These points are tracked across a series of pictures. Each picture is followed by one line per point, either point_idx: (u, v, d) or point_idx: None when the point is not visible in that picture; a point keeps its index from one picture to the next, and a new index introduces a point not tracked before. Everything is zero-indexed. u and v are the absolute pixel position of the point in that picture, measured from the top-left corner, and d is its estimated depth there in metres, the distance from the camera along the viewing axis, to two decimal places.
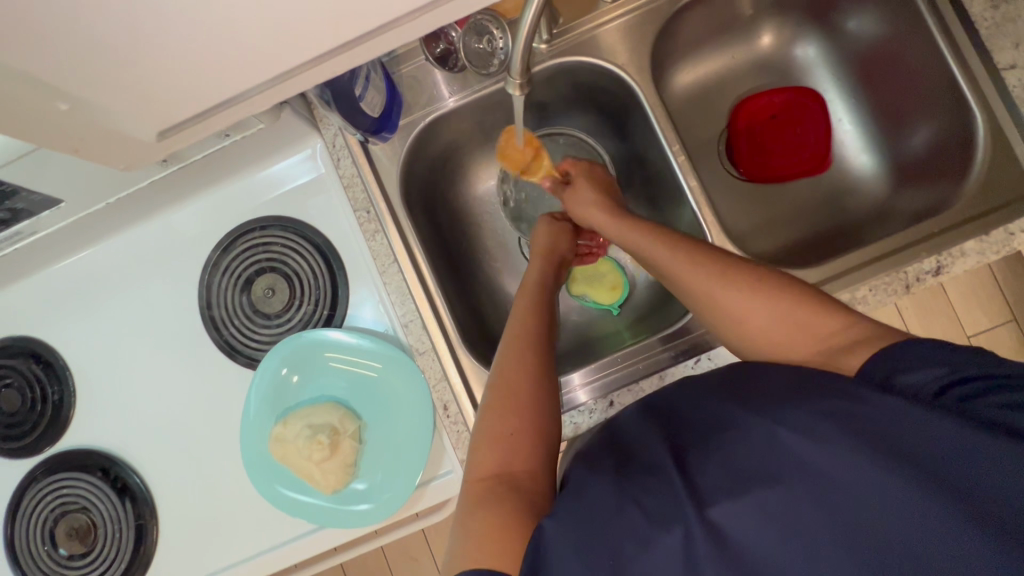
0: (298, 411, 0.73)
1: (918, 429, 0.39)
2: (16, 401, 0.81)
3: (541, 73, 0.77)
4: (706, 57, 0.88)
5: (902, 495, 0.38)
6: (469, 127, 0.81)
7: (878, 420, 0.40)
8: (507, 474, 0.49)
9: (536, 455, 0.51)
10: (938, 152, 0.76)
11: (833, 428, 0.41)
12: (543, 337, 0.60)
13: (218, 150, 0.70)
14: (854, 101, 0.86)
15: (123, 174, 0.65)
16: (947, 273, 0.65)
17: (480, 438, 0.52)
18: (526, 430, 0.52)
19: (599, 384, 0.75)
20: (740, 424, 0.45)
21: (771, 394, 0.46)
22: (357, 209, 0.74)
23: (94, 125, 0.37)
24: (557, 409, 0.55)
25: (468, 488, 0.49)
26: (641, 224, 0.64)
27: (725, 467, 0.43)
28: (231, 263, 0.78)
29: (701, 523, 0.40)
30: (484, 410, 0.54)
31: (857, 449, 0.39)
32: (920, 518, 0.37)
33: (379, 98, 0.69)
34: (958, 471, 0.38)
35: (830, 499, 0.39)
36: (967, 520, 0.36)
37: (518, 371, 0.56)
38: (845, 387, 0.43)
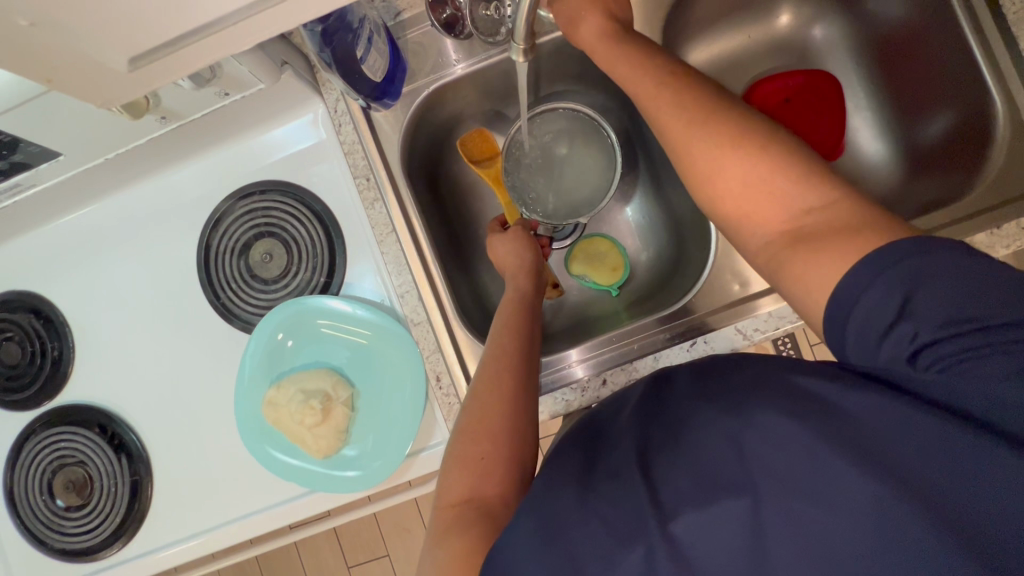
0: (291, 376, 0.74)
1: (885, 414, 0.37)
2: (17, 354, 0.82)
3: (548, 44, 0.75)
4: (723, 35, 0.86)
5: (864, 492, 0.36)
6: (473, 98, 0.80)
7: (847, 419, 0.39)
8: (478, 500, 0.49)
9: (508, 479, 0.51)
10: (951, 143, 0.74)
11: (795, 429, 0.39)
12: (524, 350, 0.59)
13: (219, 108, 0.68)
14: (869, 84, 0.84)
15: (118, 129, 0.63)
16: None
17: (451, 463, 0.53)
18: (498, 454, 0.51)
19: (595, 361, 0.73)
20: (700, 422, 0.44)
21: (743, 390, 0.44)
22: (357, 175, 0.74)
23: (68, 56, 0.34)
24: (532, 425, 0.55)
25: (440, 514, 0.50)
26: (643, 70, 0.54)
27: (686, 469, 0.42)
28: (229, 228, 0.78)
29: (662, 537, 0.39)
30: (459, 433, 0.54)
31: (819, 445, 0.38)
32: (882, 512, 0.36)
33: (381, 62, 0.66)
34: (923, 463, 0.36)
35: (789, 498, 0.38)
36: (933, 529, 0.34)
37: (493, 391, 0.55)
38: (805, 388, 0.41)
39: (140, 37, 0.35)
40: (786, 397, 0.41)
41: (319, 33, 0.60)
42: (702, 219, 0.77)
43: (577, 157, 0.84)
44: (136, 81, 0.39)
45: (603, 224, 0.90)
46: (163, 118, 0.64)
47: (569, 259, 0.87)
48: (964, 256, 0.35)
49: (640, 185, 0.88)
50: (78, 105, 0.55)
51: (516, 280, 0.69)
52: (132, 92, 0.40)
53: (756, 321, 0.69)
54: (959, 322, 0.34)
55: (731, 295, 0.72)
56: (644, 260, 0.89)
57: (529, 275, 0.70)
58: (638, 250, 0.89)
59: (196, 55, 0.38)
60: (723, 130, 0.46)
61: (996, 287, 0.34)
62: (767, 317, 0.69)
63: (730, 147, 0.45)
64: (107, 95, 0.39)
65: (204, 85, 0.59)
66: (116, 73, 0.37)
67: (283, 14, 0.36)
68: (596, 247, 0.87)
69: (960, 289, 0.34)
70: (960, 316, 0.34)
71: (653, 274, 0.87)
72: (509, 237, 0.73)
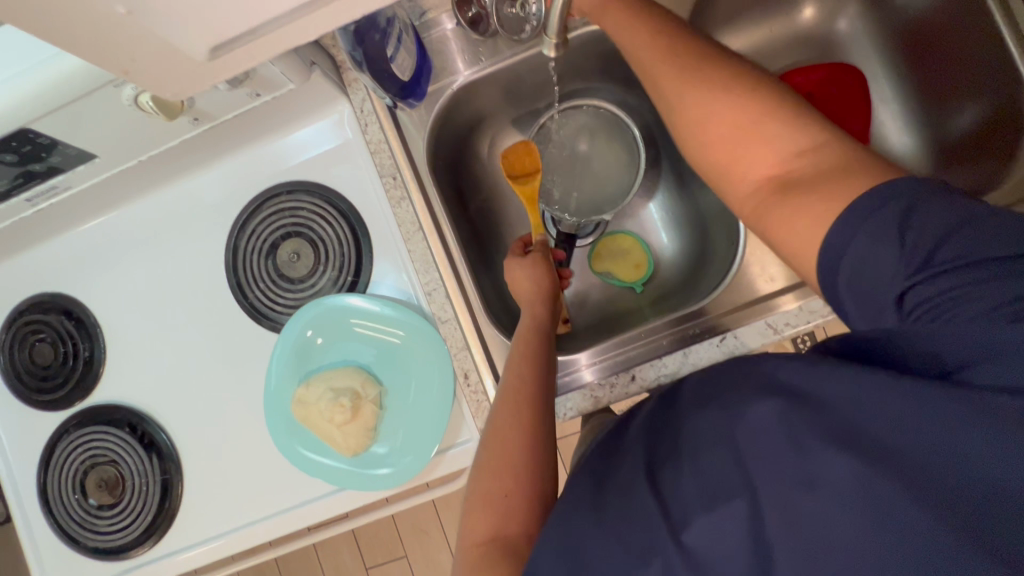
0: (321, 374, 0.74)
1: (858, 391, 0.36)
2: (49, 355, 0.83)
3: (575, 40, 0.75)
4: (744, 30, 0.85)
5: (851, 476, 0.35)
6: (495, 97, 0.81)
7: (837, 409, 0.37)
8: (502, 537, 0.50)
9: (529, 514, 0.51)
10: (985, 133, 0.73)
11: (784, 420, 0.38)
12: (541, 379, 0.58)
13: (251, 109, 0.69)
14: (894, 78, 0.83)
15: (151, 130, 0.64)
16: None
17: (473, 501, 0.53)
18: (518, 491, 0.52)
19: (605, 364, 0.73)
20: (696, 427, 0.43)
21: (739, 386, 0.42)
22: (383, 174, 0.74)
23: (142, 50, 0.35)
24: (551, 454, 0.55)
25: (464, 554, 0.51)
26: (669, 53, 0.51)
27: (693, 480, 0.41)
28: (257, 228, 0.78)
29: (676, 549, 0.39)
30: (478, 470, 0.54)
31: (800, 432, 0.37)
32: (869, 493, 0.34)
33: (409, 62, 0.67)
34: (905, 434, 0.34)
35: (781, 489, 0.37)
36: (929, 511, 0.33)
37: (511, 426, 0.55)
38: (792, 379, 0.39)
39: (206, 31, 0.35)
40: (776, 390, 0.39)
41: (352, 32, 0.61)
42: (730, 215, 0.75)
43: (598, 154, 0.85)
44: (205, 77, 0.40)
45: (626, 222, 0.90)
46: (195, 118, 0.64)
47: (592, 257, 0.87)
48: (953, 206, 0.36)
49: (662, 180, 0.88)
50: (117, 106, 0.56)
51: (530, 308, 0.68)
52: (197, 87, 0.41)
53: (786, 316, 0.68)
54: (935, 261, 0.35)
55: (758, 291, 0.72)
56: (669, 256, 0.88)
57: (542, 298, 0.69)
58: (663, 246, 0.89)
59: (268, 47, 0.37)
60: (761, 115, 0.45)
61: (983, 222, 0.34)
62: (795, 313, 0.68)
63: (765, 135, 0.45)
64: (175, 91, 0.40)
65: (237, 86, 0.60)
66: (187, 66, 0.38)
67: (327, 15, 0.36)
68: (619, 244, 0.88)
69: (942, 228, 0.35)
70: (943, 256, 0.35)
71: (679, 269, 0.86)
72: (522, 264, 0.71)
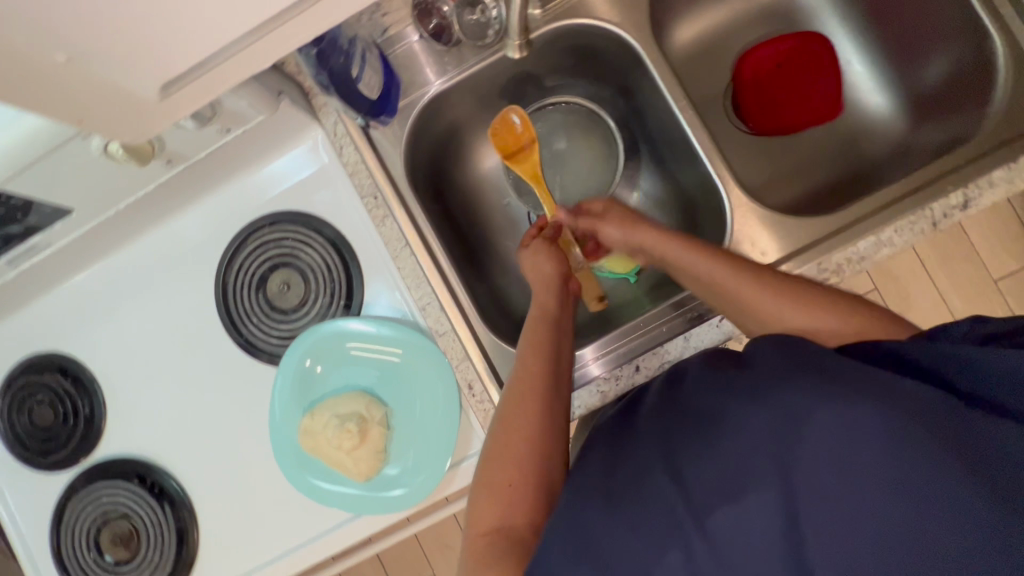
0: (324, 403, 0.73)
1: (897, 383, 0.41)
2: (49, 417, 0.82)
3: (539, 38, 0.75)
4: (706, 11, 0.86)
5: (891, 460, 0.39)
6: (468, 106, 0.81)
7: (883, 393, 0.41)
8: (507, 526, 0.51)
9: (534, 502, 0.52)
10: (955, 84, 0.73)
11: (836, 402, 0.41)
12: (551, 375, 0.58)
13: (223, 146, 0.68)
14: (859, 40, 0.84)
15: (125, 178, 0.63)
16: (975, 206, 0.64)
17: (479, 490, 0.54)
18: (524, 481, 0.52)
19: (611, 356, 0.74)
20: (724, 417, 0.45)
21: (765, 379, 0.45)
22: (364, 195, 0.74)
23: (91, 94, 0.34)
24: (560, 445, 0.55)
25: (471, 542, 0.51)
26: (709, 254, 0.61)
27: (714, 465, 0.43)
28: (244, 262, 0.78)
29: (696, 531, 0.42)
30: (484, 461, 0.55)
31: (850, 422, 0.40)
32: (909, 472, 0.39)
33: (375, 79, 0.69)
34: (936, 417, 0.40)
35: (829, 471, 0.40)
36: (957, 485, 0.38)
37: (520, 419, 0.55)
38: (830, 366, 0.43)
39: (157, 71, 0.35)
40: (816, 375, 0.43)
41: (314, 56, 0.61)
42: (715, 195, 0.75)
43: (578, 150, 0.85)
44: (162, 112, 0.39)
45: None
46: (169, 161, 0.64)
47: None
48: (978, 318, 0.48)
49: (643, 169, 0.87)
50: (89, 159, 0.55)
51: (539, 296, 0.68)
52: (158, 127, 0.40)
53: None
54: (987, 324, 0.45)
55: None
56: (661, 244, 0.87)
57: (555, 286, 0.68)
58: None
59: (224, 78, 0.37)
60: None
61: None
62: None
63: None
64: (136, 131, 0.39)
65: (206, 123, 0.59)
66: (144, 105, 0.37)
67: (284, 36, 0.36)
68: None
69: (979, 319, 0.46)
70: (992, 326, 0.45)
71: None
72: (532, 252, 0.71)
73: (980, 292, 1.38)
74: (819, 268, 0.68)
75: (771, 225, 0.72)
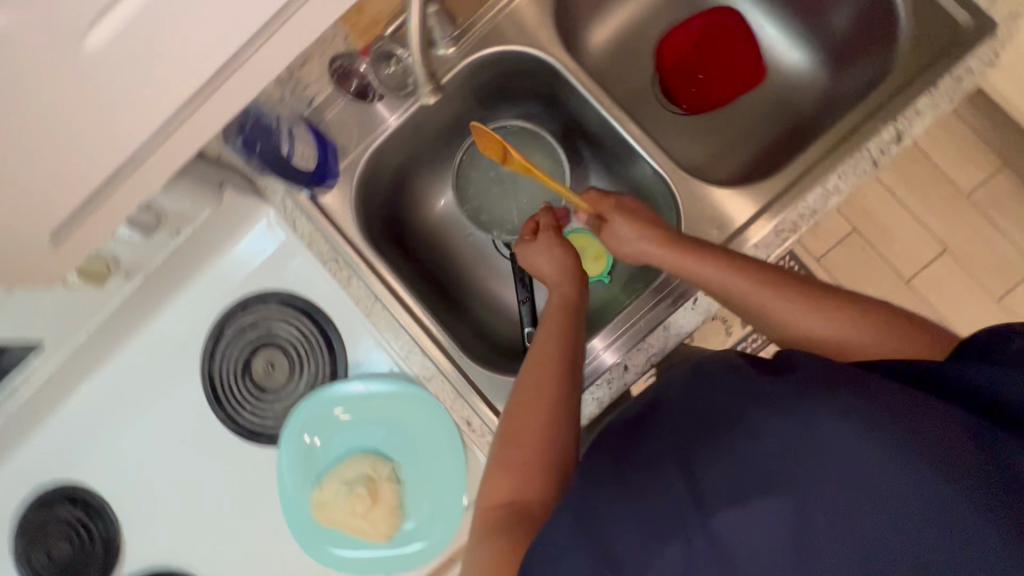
0: (331, 470, 0.74)
1: (908, 400, 0.43)
2: (64, 549, 0.80)
3: (460, 75, 0.77)
4: (615, 10, 0.89)
5: (901, 477, 0.40)
6: (410, 151, 0.82)
7: (892, 410, 0.42)
8: (520, 502, 0.52)
9: (547, 482, 0.53)
10: (862, 26, 0.76)
11: (843, 417, 0.42)
12: (566, 360, 0.60)
13: (176, 248, 0.69)
14: (765, 4, 0.86)
15: (86, 300, 0.65)
16: (907, 135, 0.67)
17: (490, 464, 0.55)
18: (535, 460, 0.53)
19: (620, 341, 0.73)
20: (738, 419, 0.46)
21: (768, 389, 0.46)
22: (326, 261, 0.76)
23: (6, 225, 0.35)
24: (573, 429, 0.56)
25: (481, 513, 0.53)
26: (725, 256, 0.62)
27: (727, 467, 0.44)
28: (225, 352, 0.78)
29: (700, 529, 0.42)
30: (497, 440, 0.56)
31: (871, 441, 0.41)
32: (913, 487, 0.40)
33: (309, 151, 0.70)
34: (938, 432, 0.41)
35: (831, 484, 0.41)
36: (957, 500, 0.39)
37: (536, 399, 0.56)
38: (853, 377, 0.44)
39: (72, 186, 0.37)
40: (830, 390, 0.44)
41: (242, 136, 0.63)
42: (663, 182, 0.76)
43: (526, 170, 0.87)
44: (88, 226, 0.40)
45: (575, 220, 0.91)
46: (127, 274, 0.66)
47: None
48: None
49: (591, 172, 0.89)
50: (51, 294, 0.59)
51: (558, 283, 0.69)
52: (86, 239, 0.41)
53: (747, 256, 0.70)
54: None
55: (713, 240, 0.73)
56: None
57: (569, 271, 0.70)
58: None
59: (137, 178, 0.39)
60: None
61: None
62: (755, 250, 0.70)
63: None
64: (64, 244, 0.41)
65: (153, 231, 0.62)
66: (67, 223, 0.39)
67: (186, 124, 0.37)
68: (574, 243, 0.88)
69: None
70: None
71: None
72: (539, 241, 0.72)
73: (955, 206, 1.39)
74: (777, 233, 0.70)
75: (723, 197, 0.74)
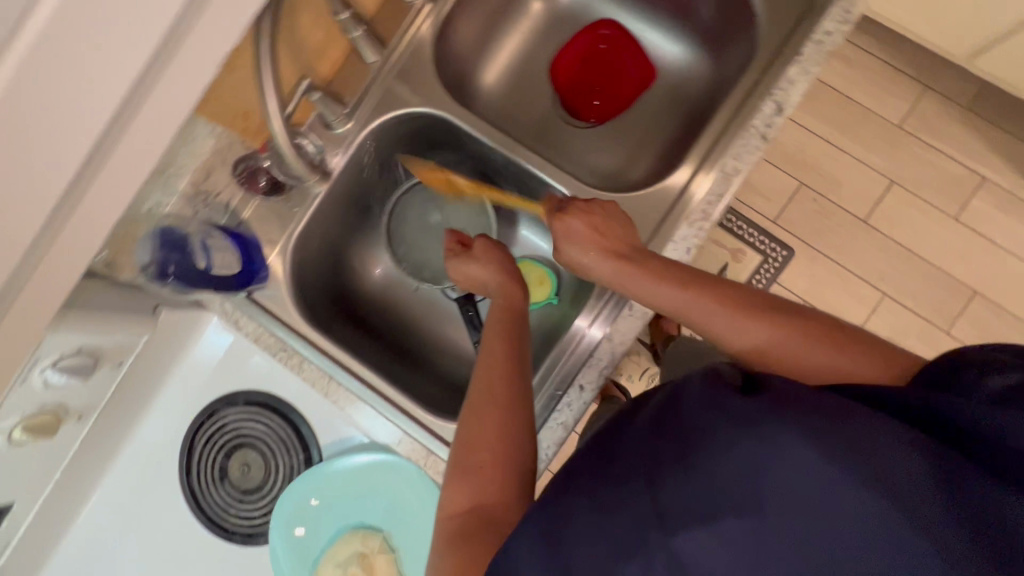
0: (326, 555, 0.76)
1: (890, 434, 0.42)
2: None
3: (363, 146, 0.80)
4: (500, 47, 0.91)
5: (870, 516, 0.40)
6: (337, 226, 0.84)
7: (870, 444, 0.42)
8: (480, 507, 0.55)
9: (505, 487, 0.56)
10: (727, 14, 0.79)
11: (817, 450, 0.41)
12: (514, 364, 0.65)
13: (122, 378, 0.71)
14: (638, 11, 0.89)
15: (41, 451, 0.66)
16: (788, 106, 0.70)
17: (450, 473, 0.59)
18: (493, 465, 0.57)
19: (605, 319, 0.74)
20: (707, 437, 0.46)
21: (740, 405, 0.46)
22: (275, 352, 0.77)
23: None
24: (526, 432, 0.60)
25: (443, 523, 0.56)
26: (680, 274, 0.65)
27: (692, 487, 0.44)
28: (200, 463, 0.79)
29: (664, 549, 0.43)
30: (456, 446, 0.60)
31: (839, 473, 0.41)
32: (882, 526, 0.39)
33: (228, 258, 0.73)
34: (916, 472, 0.41)
35: (796, 516, 0.41)
36: (927, 542, 0.39)
37: (491, 406, 0.61)
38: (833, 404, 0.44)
39: None
40: (808, 416, 0.43)
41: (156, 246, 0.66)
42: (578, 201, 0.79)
43: (452, 214, 0.90)
44: None
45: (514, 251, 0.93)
46: (81, 416, 0.68)
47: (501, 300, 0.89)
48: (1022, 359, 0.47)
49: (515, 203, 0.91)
50: None
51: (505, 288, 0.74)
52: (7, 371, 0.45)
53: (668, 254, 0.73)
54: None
55: None
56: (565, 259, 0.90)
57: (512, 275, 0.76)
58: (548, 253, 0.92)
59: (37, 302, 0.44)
60: None
61: None
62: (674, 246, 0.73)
63: None
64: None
65: (91, 373, 0.64)
66: None
67: (53, 269, 0.43)
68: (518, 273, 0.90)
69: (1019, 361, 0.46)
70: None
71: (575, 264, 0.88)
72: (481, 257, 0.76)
73: (888, 138, 1.42)
74: (688, 224, 0.73)
75: (638, 199, 0.77)
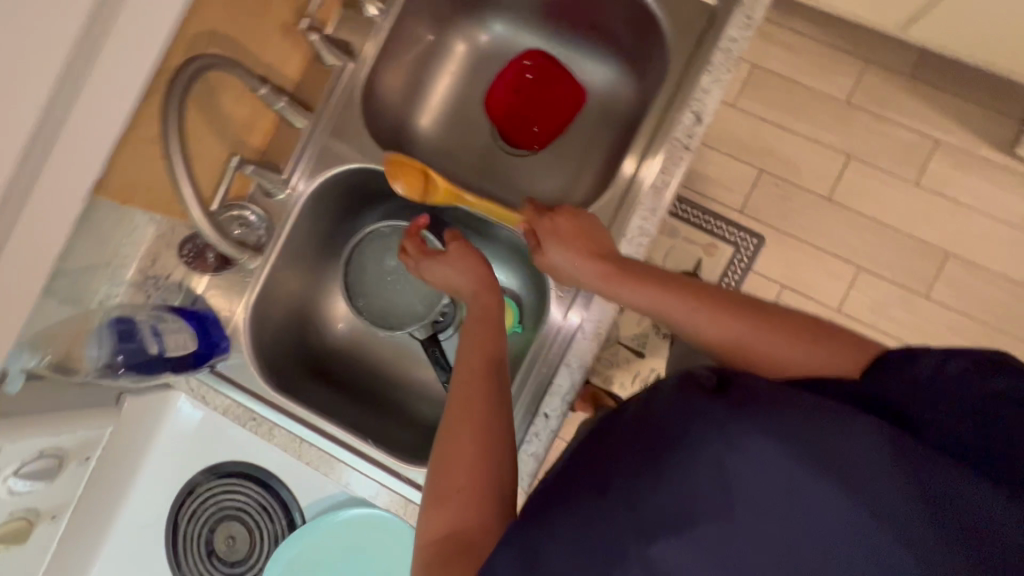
0: None
1: (867, 435, 0.43)
2: None
3: (307, 206, 0.81)
4: (431, 90, 0.93)
5: (846, 519, 0.41)
6: (294, 286, 0.85)
7: (846, 449, 0.42)
8: (458, 534, 0.53)
9: (486, 510, 0.54)
10: (639, 31, 0.82)
11: (794, 456, 0.42)
12: (489, 378, 0.63)
13: (93, 471, 0.73)
14: (558, 36, 0.92)
15: (20, 556, 0.67)
16: (705, 114, 0.74)
17: (428, 499, 0.56)
18: (472, 489, 0.55)
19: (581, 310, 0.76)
20: (680, 441, 0.45)
21: (705, 408, 0.45)
22: (244, 423, 0.78)
23: None
24: (505, 452, 0.58)
25: (422, 551, 0.54)
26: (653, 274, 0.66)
27: (670, 495, 0.43)
28: (186, 537, 0.82)
29: (641, 561, 0.42)
30: (434, 468, 0.58)
31: (814, 477, 0.41)
32: (858, 529, 0.41)
33: (182, 337, 0.72)
34: (891, 472, 0.42)
35: (772, 522, 0.42)
36: (899, 543, 0.40)
37: (467, 425, 0.59)
38: (811, 406, 0.45)
39: None
40: (784, 422, 0.43)
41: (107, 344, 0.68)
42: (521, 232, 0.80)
43: None
44: None
45: None
46: (55, 514, 0.70)
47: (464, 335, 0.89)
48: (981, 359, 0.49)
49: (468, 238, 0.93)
50: None
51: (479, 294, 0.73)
52: None
53: None
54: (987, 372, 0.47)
55: None
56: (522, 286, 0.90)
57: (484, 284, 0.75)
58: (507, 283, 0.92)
59: None
60: None
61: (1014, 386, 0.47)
62: None
63: None
64: None
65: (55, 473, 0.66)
66: None
67: None
68: None
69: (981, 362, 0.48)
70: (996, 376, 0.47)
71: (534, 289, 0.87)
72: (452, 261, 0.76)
73: (837, 115, 1.44)
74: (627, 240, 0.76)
75: None
